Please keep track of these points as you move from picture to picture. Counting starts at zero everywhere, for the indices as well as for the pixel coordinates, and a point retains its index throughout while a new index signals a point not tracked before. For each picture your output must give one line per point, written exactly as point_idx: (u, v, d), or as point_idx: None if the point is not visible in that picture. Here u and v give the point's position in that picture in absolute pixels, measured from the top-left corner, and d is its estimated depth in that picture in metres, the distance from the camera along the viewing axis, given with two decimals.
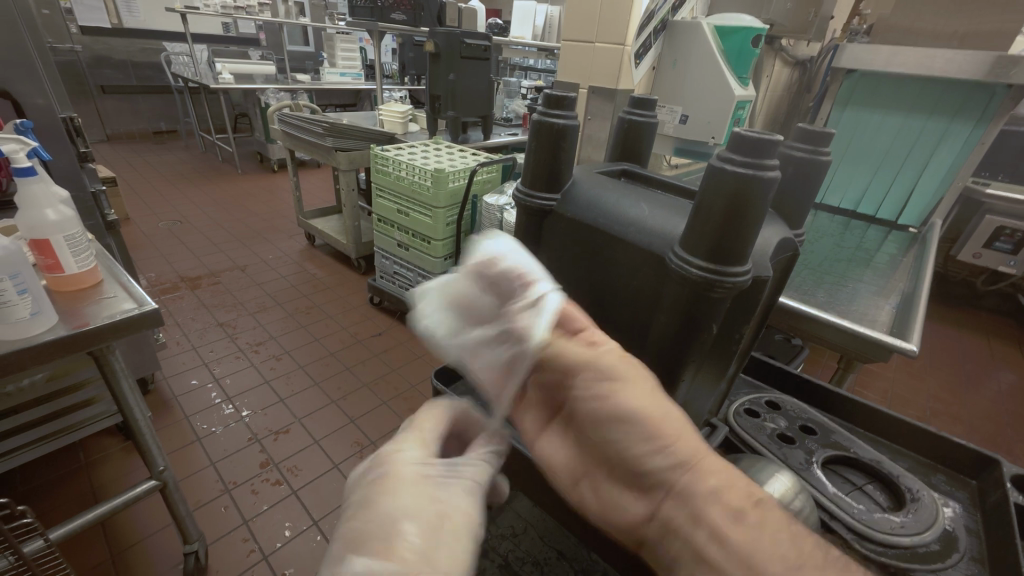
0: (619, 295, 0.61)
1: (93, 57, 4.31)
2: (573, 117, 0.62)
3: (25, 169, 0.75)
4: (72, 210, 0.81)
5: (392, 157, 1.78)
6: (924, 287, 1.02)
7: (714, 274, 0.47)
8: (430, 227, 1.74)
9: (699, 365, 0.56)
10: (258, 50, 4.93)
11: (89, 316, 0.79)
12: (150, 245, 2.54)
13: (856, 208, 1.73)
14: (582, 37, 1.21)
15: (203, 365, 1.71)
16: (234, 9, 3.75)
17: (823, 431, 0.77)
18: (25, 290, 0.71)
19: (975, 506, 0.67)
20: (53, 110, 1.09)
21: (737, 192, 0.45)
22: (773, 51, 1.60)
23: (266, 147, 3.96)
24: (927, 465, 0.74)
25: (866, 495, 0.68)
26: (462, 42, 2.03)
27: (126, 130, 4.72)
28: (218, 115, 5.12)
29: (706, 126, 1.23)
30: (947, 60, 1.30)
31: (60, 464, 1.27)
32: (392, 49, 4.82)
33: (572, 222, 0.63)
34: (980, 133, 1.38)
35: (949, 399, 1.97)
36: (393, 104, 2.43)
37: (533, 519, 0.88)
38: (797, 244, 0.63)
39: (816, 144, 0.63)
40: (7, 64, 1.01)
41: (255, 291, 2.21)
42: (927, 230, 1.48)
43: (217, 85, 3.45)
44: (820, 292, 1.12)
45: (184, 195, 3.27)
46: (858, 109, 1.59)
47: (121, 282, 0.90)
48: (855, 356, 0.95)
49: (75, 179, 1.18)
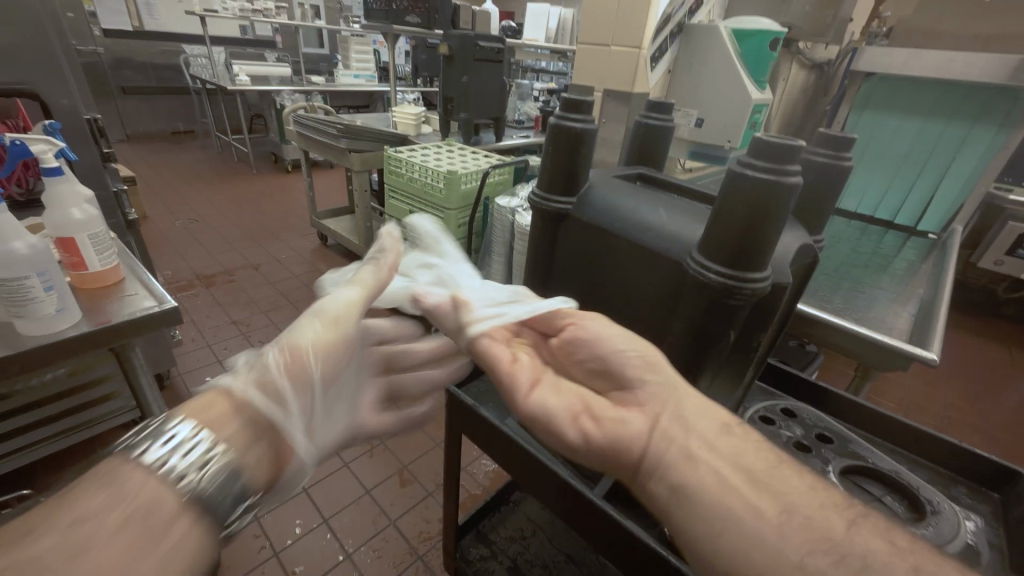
0: (637, 298, 0.60)
1: (114, 60, 4.41)
2: (590, 121, 0.62)
3: (52, 169, 0.77)
4: (96, 209, 0.82)
5: (405, 158, 1.79)
6: (944, 295, 1.00)
7: (734, 280, 0.46)
8: (442, 228, 1.75)
9: (715, 373, 0.55)
10: (274, 52, 5.02)
11: (111, 313, 0.81)
12: (166, 243, 2.59)
13: (873, 214, 1.70)
14: (597, 40, 1.22)
15: (217, 361, 1.74)
16: (252, 11, 3.80)
17: (840, 439, 0.76)
18: (52, 288, 0.73)
19: (998, 519, 0.65)
20: (78, 111, 1.13)
21: (759, 197, 0.44)
22: (790, 54, 1.58)
23: (280, 147, 4.01)
24: (946, 477, 0.73)
25: (884, 505, 0.67)
26: (475, 44, 2.05)
27: (144, 130, 4.83)
28: (233, 116, 5.21)
29: (722, 129, 1.22)
30: (967, 62, 1.28)
31: (78, 457, 1.29)
32: (405, 51, 4.87)
33: (587, 226, 0.63)
34: (1001, 139, 1.34)
35: (965, 407, 1.93)
36: (406, 106, 2.45)
37: (542, 522, 0.90)
38: (816, 250, 0.62)
39: (837, 150, 0.62)
40: (35, 67, 1.04)
41: (268, 289, 2.24)
42: (947, 235, 1.45)
43: (234, 87, 3.51)
44: (836, 298, 1.10)
45: (200, 194, 3.33)
46: (875, 113, 1.57)
47: (142, 280, 0.91)
48: (872, 364, 0.93)
49: (99, 179, 1.21)
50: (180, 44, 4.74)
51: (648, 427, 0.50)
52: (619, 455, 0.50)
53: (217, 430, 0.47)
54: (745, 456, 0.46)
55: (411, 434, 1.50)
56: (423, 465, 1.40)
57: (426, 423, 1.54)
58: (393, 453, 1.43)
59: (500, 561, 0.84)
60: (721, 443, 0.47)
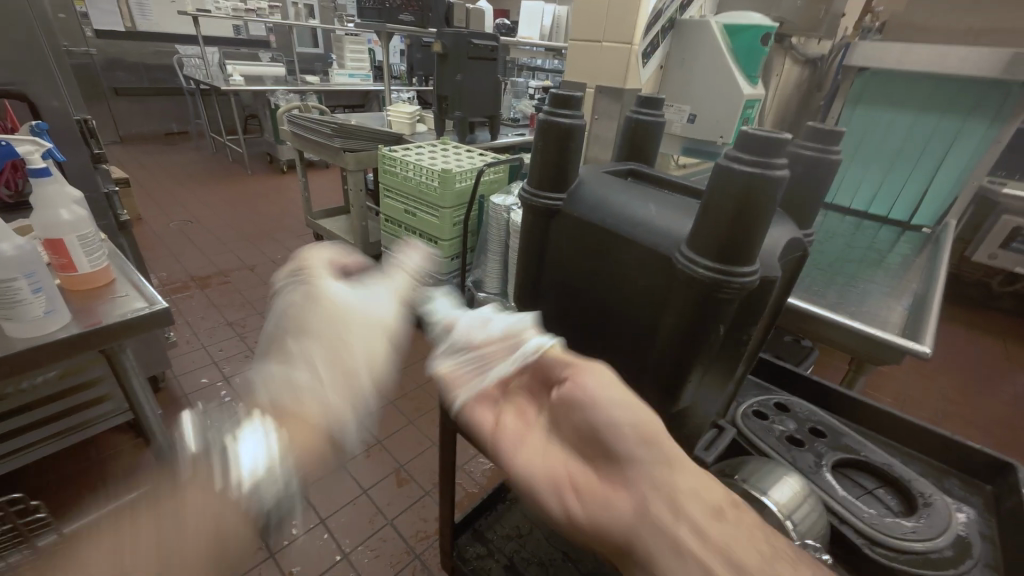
0: (627, 294, 0.60)
1: (107, 60, 4.38)
2: (580, 117, 0.62)
3: (40, 169, 0.76)
4: (85, 210, 0.82)
5: (399, 157, 1.78)
6: (937, 288, 1.00)
7: (723, 275, 0.46)
8: (437, 227, 1.74)
9: (706, 368, 0.55)
10: (268, 52, 5.00)
11: (102, 314, 0.80)
12: (161, 244, 2.58)
13: (868, 208, 1.70)
14: (589, 37, 1.21)
15: (213, 363, 1.73)
16: (245, 11, 3.78)
17: (833, 433, 0.76)
18: (40, 290, 0.72)
19: (990, 512, 0.66)
20: (68, 112, 1.12)
21: (746, 190, 0.44)
22: (783, 49, 1.58)
23: (275, 148, 4.00)
24: (940, 469, 0.73)
25: (877, 499, 0.67)
26: (469, 42, 2.04)
27: (138, 132, 4.80)
28: (228, 117, 5.18)
29: (715, 125, 1.22)
30: (961, 56, 1.28)
31: (72, 461, 1.29)
32: (400, 50, 4.85)
33: (578, 221, 0.63)
34: (993, 133, 1.35)
35: (961, 401, 1.94)
36: (400, 105, 2.45)
37: (538, 519, 0.89)
38: (807, 244, 0.62)
39: (826, 144, 0.62)
40: (23, 67, 1.03)
41: (264, 290, 2.23)
42: (941, 230, 1.46)
43: (227, 87, 3.49)
44: (829, 292, 1.11)
45: (195, 195, 3.32)
46: (869, 108, 1.57)
47: (133, 281, 0.91)
48: (865, 358, 0.94)
49: (90, 180, 1.21)
50: (172, 44, 4.71)
51: (634, 515, 0.44)
52: (603, 532, 0.46)
53: (294, 428, 0.65)
54: (737, 551, 0.41)
55: (408, 433, 1.50)
56: (420, 464, 1.40)
57: (423, 423, 1.54)
58: (390, 452, 1.43)
59: (497, 560, 0.83)
60: (713, 529, 0.43)
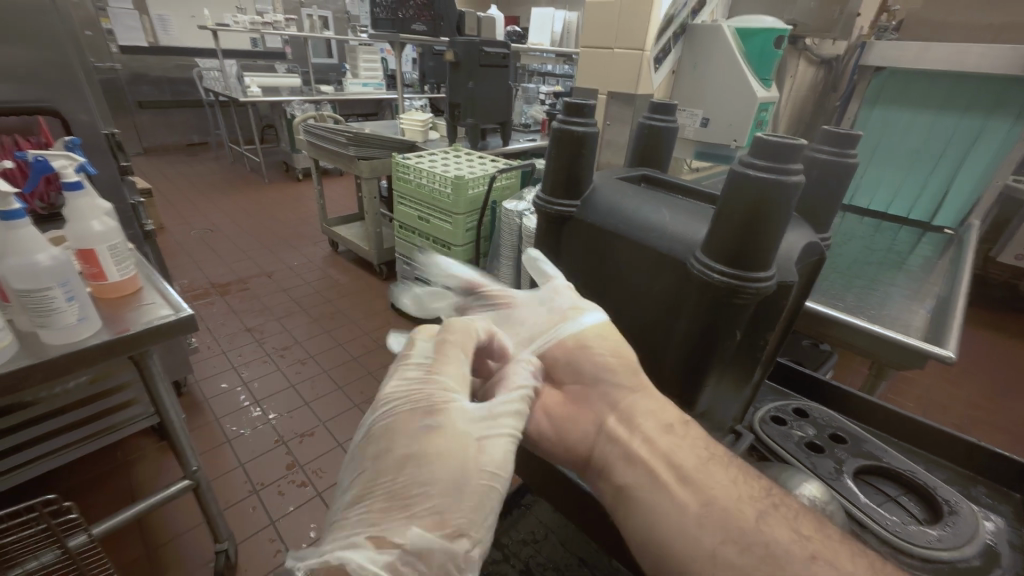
0: (641, 299, 0.61)
1: (131, 75, 4.52)
2: (593, 124, 0.63)
3: (73, 183, 0.80)
4: (115, 221, 0.85)
5: (414, 164, 1.81)
6: (961, 291, 0.98)
7: (737, 280, 0.46)
8: (450, 233, 1.76)
9: (721, 373, 0.55)
10: (284, 63, 5.12)
11: (130, 321, 0.83)
12: (182, 252, 2.65)
13: (887, 210, 1.68)
14: (601, 44, 1.22)
15: (232, 368, 1.77)
16: (262, 24, 3.87)
17: (854, 439, 0.75)
18: (73, 298, 0.75)
19: (1020, 521, 0.64)
20: (95, 126, 1.16)
21: (762, 194, 0.44)
22: (797, 51, 1.56)
23: (292, 156, 4.08)
24: (966, 477, 0.71)
25: (900, 506, 0.66)
26: (481, 50, 2.06)
27: (161, 143, 4.94)
28: (246, 128, 5.31)
29: (728, 128, 1.22)
30: (982, 54, 1.26)
31: (101, 462, 1.33)
32: (413, 59, 4.93)
33: (592, 228, 0.64)
34: (1018, 130, 1.31)
35: (990, 408, 1.87)
36: (413, 113, 2.48)
37: (554, 524, 0.89)
38: (824, 247, 0.61)
39: (841, 147, 0.62)
40: (55, 84, 1.07)
41: (282, 296, 2.27)
42: (964, 230, 1.42)
43: (246, 99, 3.58)
44: (849, 295, 1.09)
45: (215, 204, 3.41)
46: (887, 108, 1.55)
47: (159, 288, 0.94)
48: (886, 363, 0.92)
49: (117, 193, 1.25)
50: (193, 58, 4.86)
51: (596, 429, 0.56)
52: (567, 451, 0.58)
53: None
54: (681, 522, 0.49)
55: None
56: None
57: None
58: None
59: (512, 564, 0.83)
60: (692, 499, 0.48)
